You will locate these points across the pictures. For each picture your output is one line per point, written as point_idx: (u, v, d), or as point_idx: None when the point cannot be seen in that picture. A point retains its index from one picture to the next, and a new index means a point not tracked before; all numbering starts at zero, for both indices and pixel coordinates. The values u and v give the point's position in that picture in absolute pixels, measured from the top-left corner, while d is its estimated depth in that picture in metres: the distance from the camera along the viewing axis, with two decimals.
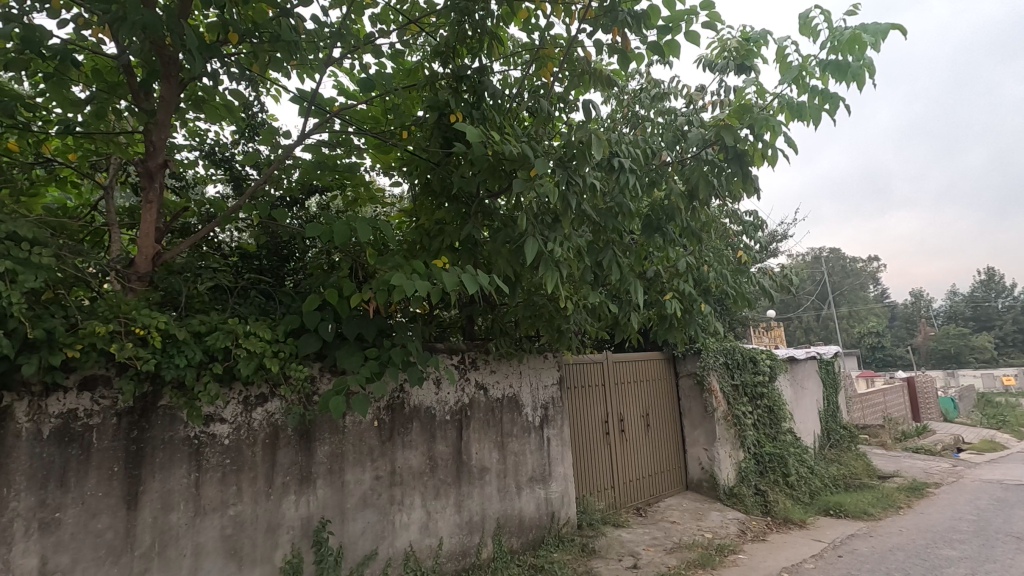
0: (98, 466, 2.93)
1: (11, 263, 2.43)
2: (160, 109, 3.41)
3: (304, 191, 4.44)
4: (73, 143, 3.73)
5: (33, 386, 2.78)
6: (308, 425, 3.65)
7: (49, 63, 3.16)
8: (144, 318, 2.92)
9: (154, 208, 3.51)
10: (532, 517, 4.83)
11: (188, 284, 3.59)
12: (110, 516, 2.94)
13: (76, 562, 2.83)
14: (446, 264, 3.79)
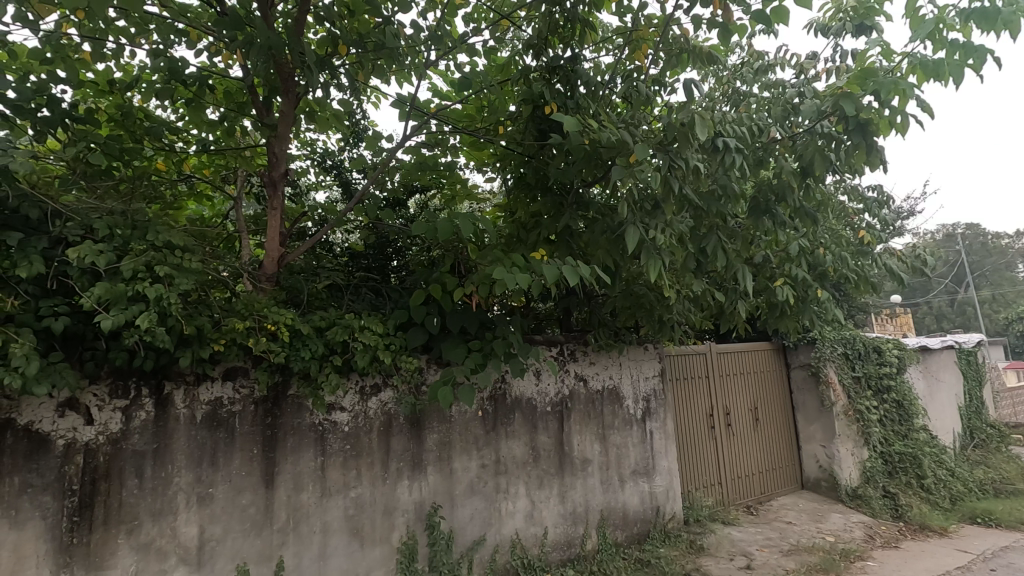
0: (241, 448, 3.26)
1: (168, 268, 2.75)
2: (280, 123, 3.71)
3: (405, 192, 4.66)
4: (208, 160, 4.16)
5: (187, 376, 3.15)
6: (418, 414, 3.84)
7: (188, 89, 3.55)
8: (274, 315, 3.21)
9: (277, 214, 3.84)
10: (636, 510, 4.75)
11: (309, 283, 3.89)
12: (252, 493, 3.27)
13: (227, 532, 3.18)
14: (545, 256, 3.81)
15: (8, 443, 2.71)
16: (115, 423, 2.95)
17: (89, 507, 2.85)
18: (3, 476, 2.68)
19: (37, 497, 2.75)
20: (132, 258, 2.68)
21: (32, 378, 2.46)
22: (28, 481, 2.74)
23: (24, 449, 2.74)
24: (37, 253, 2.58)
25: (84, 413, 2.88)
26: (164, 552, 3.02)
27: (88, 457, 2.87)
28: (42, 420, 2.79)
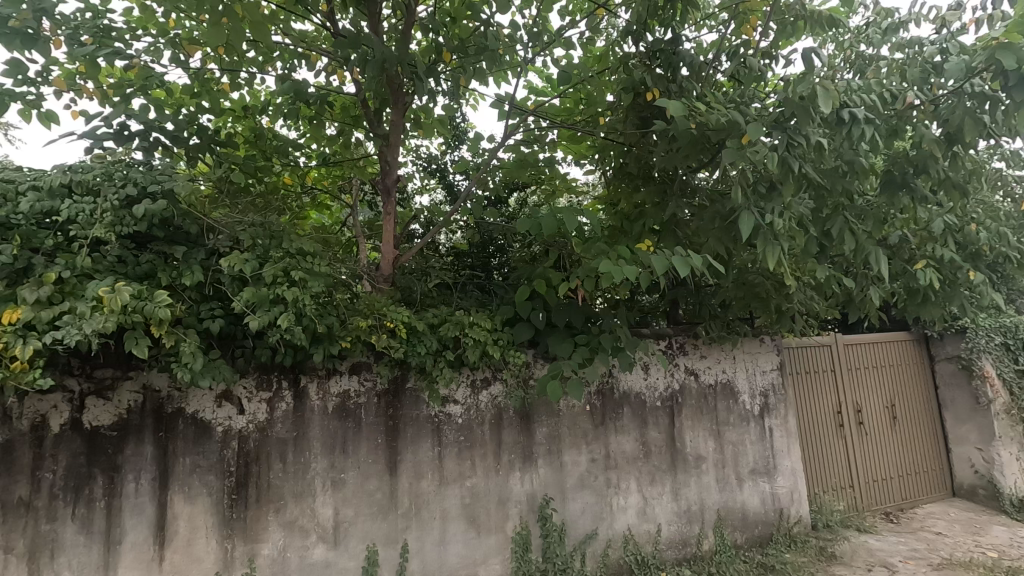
0: (367, 437, 3.52)
1: (302, 272, 3.04)
2: (391, 132, 3.93)
3: (506, 190, 4.75)
4: (326, 172, 4.51)
5: (319, 371, 3.45)
6: (528, 407, 3.91)
7: (310, 108, 3.87)
8: (392, 313, 3.42)
9: (391, 218, 4.08)
10: (757, 512, 4.49)
11: (420, 283, 4.09)
12: (378, 479, 3.52)
13: (358, 514, 3.45)
14: (652, 247, 3.70)
15: (180, 429, 3.14)
16: (262, 413, 3.31)
17: (244, 486, 3.23)
18: (177, 457, 3.11)
19: (203, 475, 3.16)
20: (272, 265, 2.98)
21: (197, 373, 2.83)
22: (196, 462, 3.15)
23: (192, 434, 3.16)
24: (197, 264, 2.95)
25: (237, 404, 3.26)
26: (306, 530, 3.34)
27: (242, 442, 3.25)
28: (205, 409, 3.20)
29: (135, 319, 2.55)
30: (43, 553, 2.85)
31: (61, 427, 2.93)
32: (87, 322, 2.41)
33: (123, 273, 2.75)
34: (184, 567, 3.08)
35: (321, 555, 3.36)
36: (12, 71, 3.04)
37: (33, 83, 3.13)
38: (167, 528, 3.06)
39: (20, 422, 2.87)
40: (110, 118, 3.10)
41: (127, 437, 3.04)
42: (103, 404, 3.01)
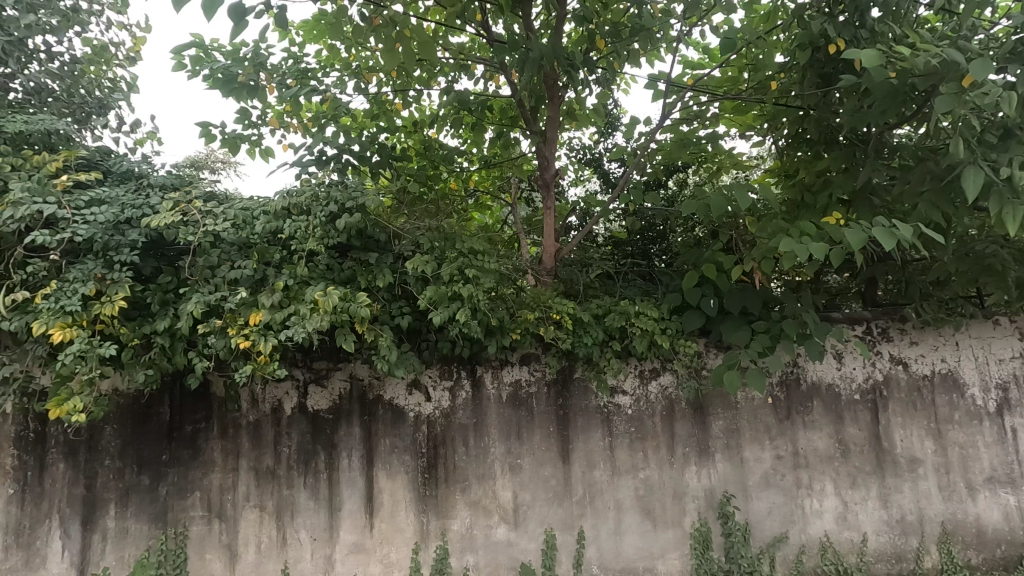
0: (540, 425, 3.65)
1: (475, 270, 3.25)
2: (547, 128, 4.00)
3: (665, 173, 4.55)
4: (486, 175, 4.74)
5: (493, 361, 3.67)
6: (701, 398, 3.72)
7: (472, 114, 4.10)
8: (558, 305, 3.50)
9: (551, 212, 4.16)
10: (997, 528, 3.73)
11: (583, 274, 4.12)
12: (553, 466, 3.63)
13: (535, 499, 3.60)
14: (842, 220, 3.27)
15: (380, 413, 3.56)
16: (446, 401, 3.62)
17: (434, 467, 3.56)
18: (379, 438, 3.55)
19: (401, 455, 3.55)
20: (449, 264, 3.23)
21: (393, 364, 3.18)
22: (395, 443, 3.56)
23: (390, 418, 3.57)
24: (387, 267, 3.31)
25: (425, 392, 3.61)
26: (489, 510, 3.57)
27: (430, 426, 3.59)
28: (399, 396, 3.59)
29: (343, 318, 2.95)
30: (286, 513, 3.45)
31: (292, 410, 3.52)
32: (308, 321, 2.85)
33: (332, 279, 3.20)
34: (390, 534, 3.50)
35: (503, 534, 3.57)
36: (241, 118, 3.71)
37: (256, 125, 3.79)
38: (374, 500, 3.51)
39: (264, 405, 3.51)
40: (311, 146, 3.62)
41: (340, 420, 3.54)
42: (321, 391, 3.55)
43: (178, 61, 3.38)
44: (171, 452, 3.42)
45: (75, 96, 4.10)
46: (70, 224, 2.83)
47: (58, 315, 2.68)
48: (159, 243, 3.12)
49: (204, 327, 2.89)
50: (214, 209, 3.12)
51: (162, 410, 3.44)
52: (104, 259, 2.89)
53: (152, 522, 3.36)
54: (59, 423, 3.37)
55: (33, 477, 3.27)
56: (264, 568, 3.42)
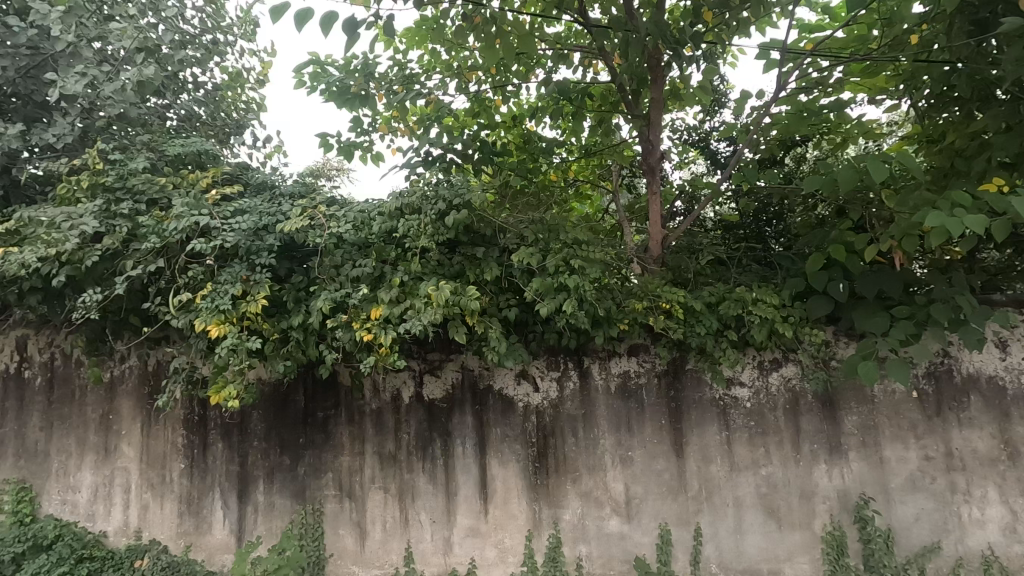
0: (651, 417, 3.55)
1: (580, 260, 3.22)
2: (651, 111, 3.85)
3: (781, 148, 4.22)
4: (585, 164, 4.68)
5: (599, 352, 3.63)
6: (831, 391, 3.42)
7: (572, 104, 4.06)
8: (668, 294, 3.38)
9: (657, 198, 4.02)
10: None
11: (692, 261, 3.95)
12: (666, 460, 3.52)
13: (648, 492, 3.52)
14: (1005, 187, 2.84)
15: (490, 403, 3.67)
16: (554, 391, 3.64)
17: (545, 456, 3.60)
18: (490, 427, 3.65)
19: (512, 444, 3.63)
20: (554, 255, 3.24)
21: (503, 355, 3.26)
22: (505, 432, 3.65)
23: (500, 408, 3.66)
24: (494, 261, 3.40)
25: (533, 382, 3.66)
26: (601, 502, 3.55)
27: (540, 416, 3.63)
28: (508, 386, 3.67)
29: (455, 311, 3.07)
30: (407, 496, 3.68)
31: (410, 398, 3.73)
32: (424, 315, 3.00)
33: (443, 274, 3.34)
34: (503, 521, 3.61)
35: (616, 527, 3.54)
36: (354, 127, 3.98)
37: (367, 132, 4.04)
38: (488, 487, 3.63)
39: (384, 394, 3.75)
40: (418, 148, 3.79)
41: (453, 408, 3.69)
42: (435, 380, 3.73)
43: (300, 79, 3.69)
44: (306, 436, 3.77)
45: (219, 118, 4.68)
46: (220, 232, 3.20)
47: (213, 313, 3.05)
48: (292, 245, 3.44)
49: (332, 322, 3.14)
50: (336, 212, 3.37)
51: (298, 398, 3.80)
52: (248, 263, 3.24)
53: (293, 498, 3.74)
54: (217, 408, 3.85)
55: (199, 454, 3.84)
56: (389, 546, 3.67)
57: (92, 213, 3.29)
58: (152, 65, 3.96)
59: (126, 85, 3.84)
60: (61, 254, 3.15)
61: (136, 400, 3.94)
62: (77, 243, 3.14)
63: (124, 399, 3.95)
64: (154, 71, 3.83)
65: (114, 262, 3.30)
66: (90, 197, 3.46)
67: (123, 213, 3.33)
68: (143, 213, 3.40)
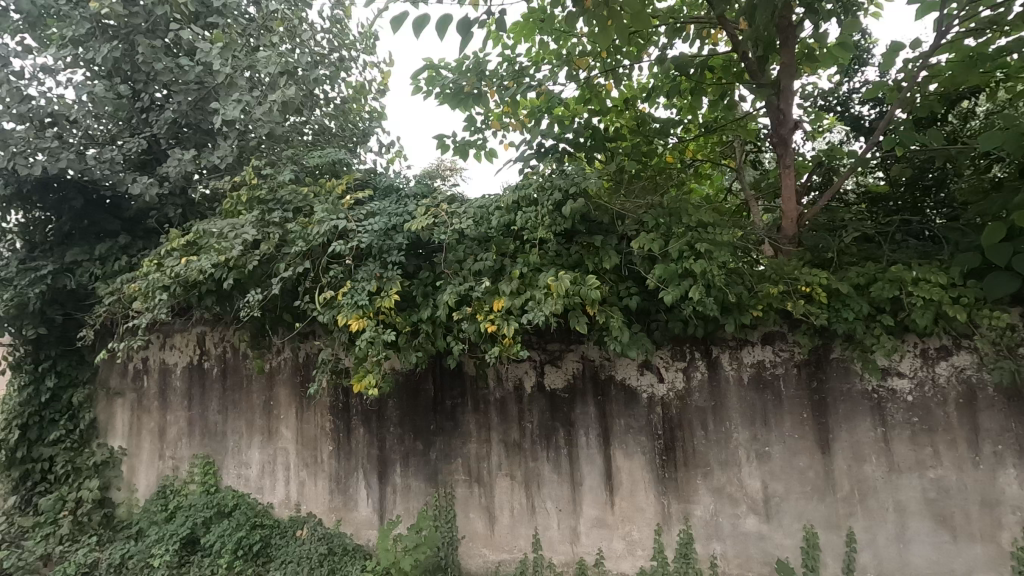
0: (791, 411, 3.28)
1: (706, 244, 3.04)
2: (781, 77, 3.52)
3: (943, 104, 3.65)
4: (704, 143, 4.40)
5: (729, 341, 3.42)
6: (1019, 384, 2.91)
7: (690, 80, 3.83)
8: (808, 276, 3.12)
9: (790, 172, 3.67)
10: None
11: (834, 239, 3.56)
12: (809, 457, 3.23)
13: (789, 491, 3.26)
14: None
15: (613, 394, 3.61)
16: (680, 382, 3.49)
17: (672, 449, 3.48)
18: (614, 417, 3.60)
19: (637, 436, 3.55)
20: (677, 240, 3.11)
21: (626, 345, 3.19)
22: (629, 423, 3.57)
23: (623, 398, 3.59)
24: (612, 249, 3.33)
25: (657, 372, 3.54)
26: (736, 499, 3.35)
27: (665, 408, 3.50)
28: (631, 377, 3.59)
29: (575, 301, 3.05)
30: (533, 483, 3.75)
31: (532, 388, 3.79)
32: (544, 306, 3.01)
33: (562, 264, 3.33)
34: (631, 513, 3.54)
35: (753, 526, 3.32)
36: (468, 126, 4.10)
37: (480, 130, 4.14)
38: (614, 478, 3.58)
39: (507, 384, 3.85)
40: (530, 141, 3.82)
41: (575, 399, 3.69)
42: (556, 370, 3.75)
43: (416, 85, 3.88)
44: (436, 423, 3.99)
45: (346, 128, 5.12)
46: (356, 233, 3.47)
47: (353, 308, 3.32)
48: (419, 242, 3.63)
49: (458, 314, 3.28)
50: (457, 209, 3.50)
51: (428, 387, 4.02)
52: (380, 261, 3.48)
53: (427, 481, 3.97)
54: (358, 396, 4.19)
55: (344, 437, 4.21)
56: (518, 531, 3.77)
57: (251, 223, 3.72)
58: (292, 86, 4.42)
59: (273, 107, 4.30)
60: (229, 260, 3.61)
61: (291, 388, 4.42)
62: (241, 250, 3.58)
63: (282, 387, 4.45)
64: (294, 91, 4.24)
65: (270, 265, 3.72)
66: (249, 209, 3.93)
67: (275, 221, 3.73)
68: (290, 220, 3.78)
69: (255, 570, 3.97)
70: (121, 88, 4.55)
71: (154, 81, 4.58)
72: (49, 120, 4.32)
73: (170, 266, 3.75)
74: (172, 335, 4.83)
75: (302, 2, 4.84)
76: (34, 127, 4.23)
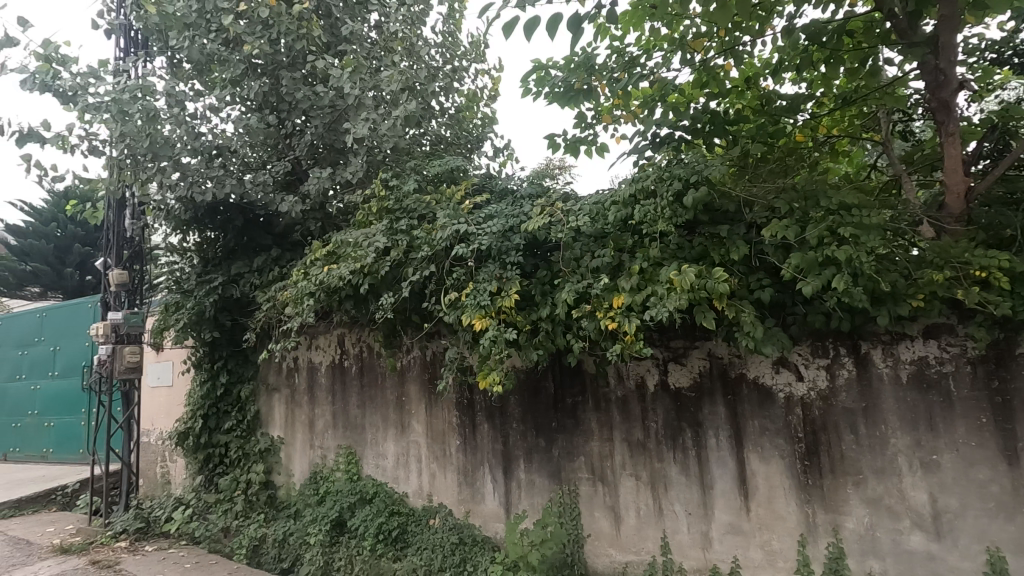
0: (964, 415, 2.85)
1: (852, 228, 2.75)
2: (940, 32, 3.07)
3: None
4: (839, 116, 3.95)
5: (882, 334, 3.05)
6: None
7: (824, 48, 3.47)
8: (983, 259, 2.69)
9: (955, 139, 3.17)
10: None
11: (1016, 215, 3.02)
12: (991, 468, 2.79)
13: (965, 507, 2.83)
14: None
15: (745, 393, 3.39)
16: (822, 381, 3.19)
17: (816, 454, 3.18)
18: (747, 418, 3.37)
19: (773, 438, 3.30)
20: (815, 226, 2.86)
21: (759, 341, 2.98)
22: (764, 424, 3.33)
23: (757, 398, 3.35)
24: (740, 239, 3.13)
25: (795, 370, 3.26)
26: (897, 513, 2.98)
27: (806, 409, 3.22)
28: (765, 375, 3.34)
29: (701, 296, 2.91)
30: (660, 485, 3.63)
31: (655, 386, 3.68)
32: (668, 301, 2.91)
33: (684, 257, 3.19)
34: (769, 521, 3.29)
35: (920, 544, 2.93)
36: (579, 123, 4.08)
37: (591, 126, 4.10)
38: (748, 483, 3.35)
39: (628, 382, 3.77)
40: (644, 131, 3.70)
41: (703, 398, 3.52)
42: (681, 368, 3.60)
43: (527, 87, 3.93)
44: (558, 420, 4.01)
45: (461, 136, 5.37)
46: (477, 236, 3.60)
47: (476, 309, 3.44)
48: (536, 242, 3.69)
49: (578, 312, 3.27)
50: (572, 207, 3.51)
51: (548, 384, 4.07)
52: (500, 262, 3.59)
53: (551, 477, 4.01)
54: (482, 393, 4.35)
55: (470, 433, 4.40)
56: (645, 533, 3.67)
57: (382, 232, 4.00)
58: (412, 101, 4.72)
59: (397, 122, 4.62)
60: (364, 267, 3.92)
61: (420, 384, 4.70)
62: (374, 257, 3.86)
63: (412, 384, 4.74)
64: (415, 105, 4.62)
65: (399, 270, 3.98)
66: (379, 219, 4.24)
67: (403, 228, 3.98)
68: (416, 227, 4.02)
69: (395, 553, 4.29)
70: (269, 118, 5.12)
71: (296, 110, 5.11)
72: (216, 152, 4.99)
73: (315, 274, 4.16)
74: (317, 337, 5.36)
75: (417, 21, 5.15)
76: (205, 159, 4.89)
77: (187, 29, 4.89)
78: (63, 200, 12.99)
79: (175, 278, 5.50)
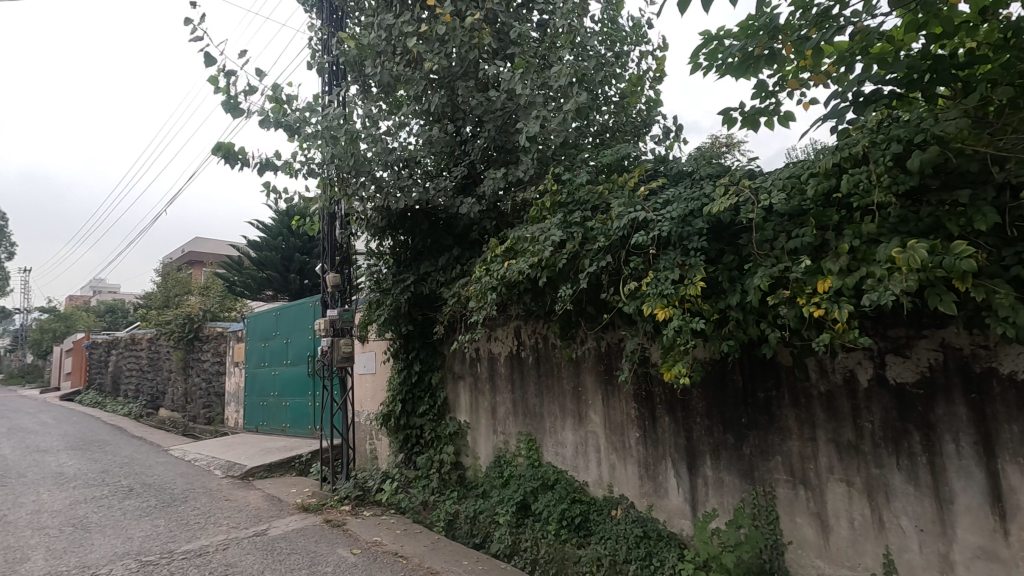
0: None
1: None
2: None
3: None
4: None
5: None
6: None
7: None
8: None
9: None
10: None
11: None
12: None
13: None
14: None
15: (997, 392, 2.79)
16: None
17: None
18: (1001, 422, 2.78)
19: None
20: None
21: None
22: None
23: (1016, 399, 2.74)
24: (988, 205, 2.58)
25: None
26: None
27: None
28: None
29: (936, 275, 2.47)
30: (879, 493, 3.17)
31: (870, 382, 3.22)
32: (891, 284, 2.52)
33: (909, 231, 2.74)
34: None
35: None
36: (759, 93, 3.72)
37: (773, 94, 3.72)
38: (1006, 500, 2.76)
39: (835, 376, 3.35)
40: (842, 91, 3.23)
41: (936, 396, 2.98)
42: (903, 361, 3.10)
43: (696, 61, 3.67)
44: (749, 416, 3.73)
45: (626, 125, 5.35)
46: (655, 222, 3.50)
47: (658, 298, 3.34)
48: (722, 225, 3.47)
49: (774, 299, 3.00)
50: (763, 184, 3.24)
51: (736, 377, 3.80)
52: (681, 248, 3.43)
53: (742, 477, 3.75)
54: (662, 385, 4.23)
55: (650, 425, 4.30)
56: (862, 546, 3.24)
57: (556, 225, 4.09)
58: (581, 94, 4.75)
59: (566, 116, 4.69)
60: (542, 260, 4.04)
61: (597, 374, 4.71)
62: (551, 250, 3.97)
63: (588, 375, 4.78)
64: (584, 97, 4.64)
65: (576, 262, 4.02)
66: (552, 214, 4.34)
67: (577, 221, 4.03)
68: (589, 218, 4.04)
69: (578, 540, 4.38)
70: (448, 128, 5.55)
71: (470, 117, 5.46)
72: (404, 164, 5.54)
73: (496, 270, 4.39)
74: (496, 329, 5.68)
75: (579, 12, 5.16)
76: (395, 171, 5.46)
77: (378, 56, 5.50)
78: (287, 218, 15.65)
79: (375, 279, 6.25)
